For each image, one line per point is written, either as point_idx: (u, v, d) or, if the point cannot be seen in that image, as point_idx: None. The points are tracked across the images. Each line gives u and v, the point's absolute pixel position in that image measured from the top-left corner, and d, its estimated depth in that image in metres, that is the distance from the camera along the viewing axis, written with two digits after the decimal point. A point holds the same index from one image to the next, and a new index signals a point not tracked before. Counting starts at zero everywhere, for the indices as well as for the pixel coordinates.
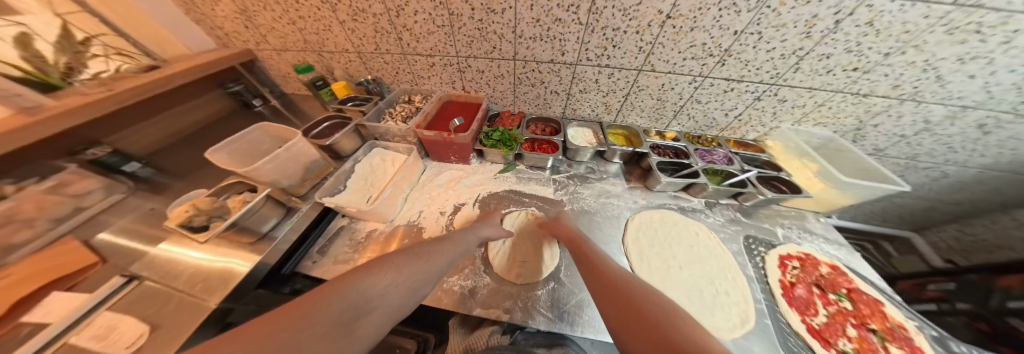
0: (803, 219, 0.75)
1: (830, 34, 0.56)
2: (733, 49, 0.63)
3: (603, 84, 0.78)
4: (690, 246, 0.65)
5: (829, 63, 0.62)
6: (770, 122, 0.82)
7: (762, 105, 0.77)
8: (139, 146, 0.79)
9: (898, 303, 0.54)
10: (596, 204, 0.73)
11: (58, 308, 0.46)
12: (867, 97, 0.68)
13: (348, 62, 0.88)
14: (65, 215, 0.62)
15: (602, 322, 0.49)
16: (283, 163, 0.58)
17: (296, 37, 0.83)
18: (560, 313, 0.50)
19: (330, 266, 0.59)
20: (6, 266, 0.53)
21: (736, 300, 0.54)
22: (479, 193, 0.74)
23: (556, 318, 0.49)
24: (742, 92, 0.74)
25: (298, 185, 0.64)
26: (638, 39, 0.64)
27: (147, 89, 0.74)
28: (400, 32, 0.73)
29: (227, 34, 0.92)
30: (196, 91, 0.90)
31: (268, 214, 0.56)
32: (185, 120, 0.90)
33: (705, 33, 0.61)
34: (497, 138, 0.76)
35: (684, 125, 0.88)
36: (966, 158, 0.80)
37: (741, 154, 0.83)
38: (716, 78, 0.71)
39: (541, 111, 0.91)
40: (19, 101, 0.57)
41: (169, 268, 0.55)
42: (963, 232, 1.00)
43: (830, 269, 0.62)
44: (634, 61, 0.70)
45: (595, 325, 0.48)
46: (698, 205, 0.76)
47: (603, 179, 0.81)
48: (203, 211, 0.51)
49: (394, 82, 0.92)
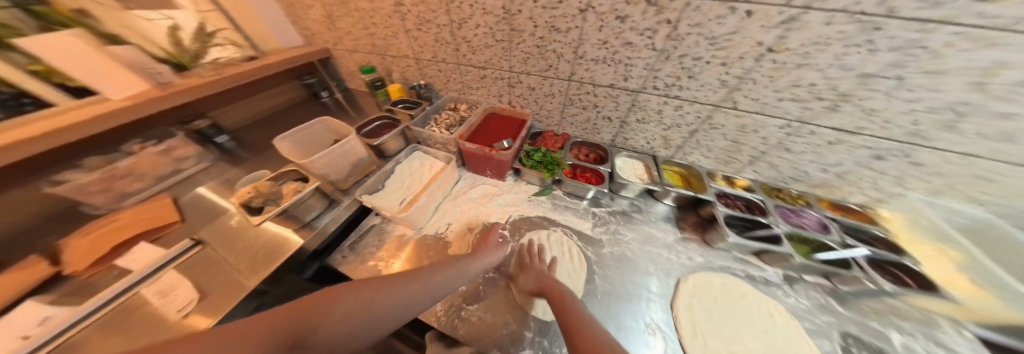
0: (934, 324, 0.51)
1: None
2: (854, 94, 0.49)
3: (667, 117, 0.69)
4: (754, 332, 0.51)
5: (1011, 126, 0.43)
6: (890, 188, 0.63)
7: (884, 166, 0.60)
8: (231, 122, 0.93)
9: None
10: (641, 251, 0.63)
11: (141, 258, 0.53)
12: None
13: (406, 66, 0.92)
14: (169, 174, 0.74)
15: None
16: (335, 158, 0.61)
17: (367, 40, 0.90)
18: None
19: (358, 266, 0.59)
20: (120, 211, 0.63)
21: None
22: (511, 214, 0.70)
23: None
24: (855, 148, 0.58)
25: (344, 179, 0.66)
26: (722, 71, 0.54)
27: (245, 76, 0.86)
28: (459, 43, 0.74)
29: (313, 34, 1.04)
30: (281, 80, 1.04)
31: (314, 204, 0.59)
32: (268, 103, 1.04)
33: (818, 73, 0.48)
34: (537, 160, 0.72)
35: (761, 173, 0.74)
36: None
37: (840, 221, 0.66)
38: (820, 126, 0.57)
39: (586, 135, 0.84)
40: (158, 77, 0.71)
41: (227, 238, 0.60)
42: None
43: None
44: (711, 96, 0.60)
45: None
46: (774, 278, 0.61)
47: (650, 222, 0.71)
48: (262, 193, 0.55)
49: (443, 89, 0.94)
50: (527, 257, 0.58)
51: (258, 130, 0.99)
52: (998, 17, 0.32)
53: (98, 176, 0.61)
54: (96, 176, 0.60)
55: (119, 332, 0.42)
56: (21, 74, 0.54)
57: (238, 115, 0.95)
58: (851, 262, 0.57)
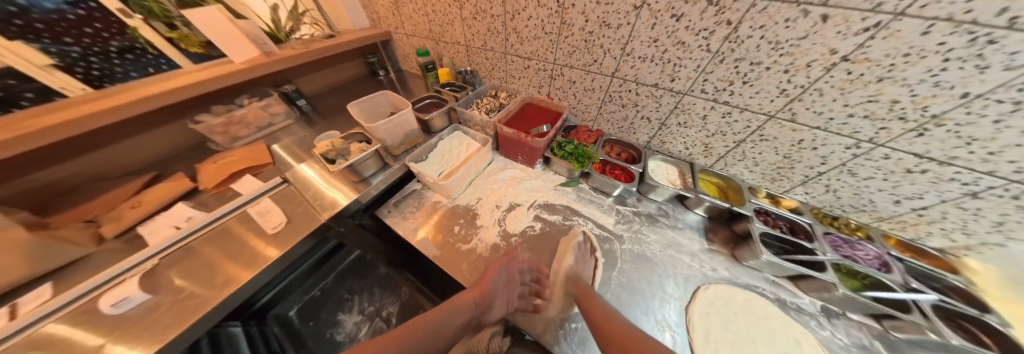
0: None
1: None
2: (950, 116, 0.42)
3: (712, 123, 0.66)
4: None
5: None
6: (988, 236, 0.53)
7: (979, 207, 0.50)
8: (309, 89, 1.11)
9: None
10: (662, 253, 0.63)
11: (246, 186, 0.68)
12: None
13: (456, 52, 1.00)
14: (264, 126, 0.91)
15: None
16: (393, 127, 0.70)
17: (425, 26, 1.00)
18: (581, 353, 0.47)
19: (400, 221, 0.69)
20: (233, 149, 0.81)
21: None
22: (536, 199, 0.74)
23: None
24: (943, 181, 0.50)
25: (396, 146, 0.76)
26: (783, 78, 0.51)
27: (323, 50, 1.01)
28: (509, 34, 0.79)
29: (380, 18, 1.17)
30: (349, 57, 1.19)
31: (372, 163, 0.69)
32: (337, 76, 1.20)
33: (902, 88, 0.43)
34: (569, 151, 0.75)
35: (815, 195, 0.68)
36: None
37: (906, 262, 0.59)
38: (898, 149, 0.51)
39: (621, 134, 0.85)
40: (264, 47, 0.88)
41: (301, 180, 0.73)
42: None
43: None
44: (766, 105, 0.57)
45: None
46: (810, 307, 0.57)
47: (676, 228, 0.70)
48: (336, 148, 0.66)
49: (486, 77, 1.00)
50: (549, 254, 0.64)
51: (328, 98, 1.16)
52: None
53: (220, 121, 0.79)
54: (219, 120, 0.78)
55: (225, 242, 0.57)
56: (161, 39, 0.74)
57: (314, 83, 1.12)
58: (912, 306, 0.50)
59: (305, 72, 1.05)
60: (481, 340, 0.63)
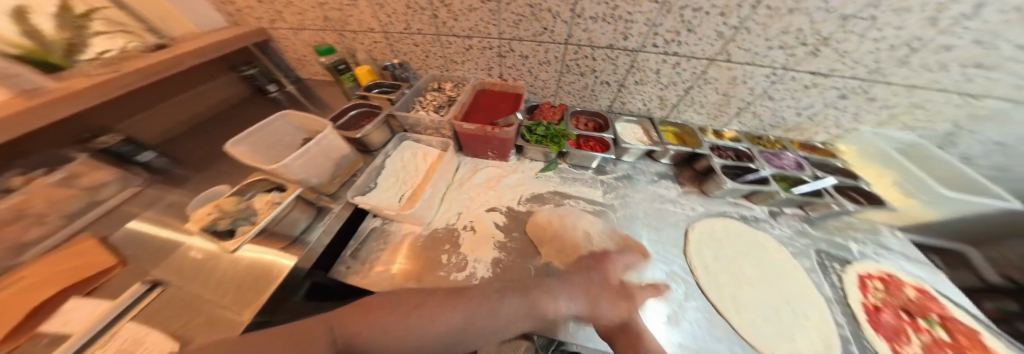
0: (876, 233, 0.68)
1: (962, 21, 0.45)
2: (833, 37, 0.53)
3: (664, 75, 0.68)
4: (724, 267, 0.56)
5: (946, 57, 0.52)
6: (848, 123, 0.72)
7: (846, 105, 0.67)
8: (149, 135, 0.72)
9: (997, 333, 0.51)
10: (651, 209, 0.66)
11: (77, 316, 0.39)
12: (978, 100, 0.59)
13: (373, 43, 0.78)
14: (81, 209, 0.55)
15: None
16: (313, 158, 0.50)
17: (316, 12, 0.74)
18: None
19: (368, 274, 0.53)
20: (21, 267, 0.46)
21: (817, 324, 0.51)
22: (522, 195, 0.67)
23: None
24: (826, 89, 0.64)
25: (328, 183, 0.56)
26: (720, 22, 0.54)
27: (158, 70, 0.65)
28: (437, 8, 0.63)
29: (239, 10, 0.82)
30: (211, 72, 0.82)
31: (299, 216, 0.50)
32: (198, 104, 0.83)
33: (806, 17, 0.50)
34: (541, 134, 0.69)
35: (745, 123, 0.80)
36: None
37: (809, 158, 0.74)
38: (800, 71, 0.61)
39: (583, 103, 0.82)
40: (20, 81, 0.49)
41: (196, 271, 0.48)
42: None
43: (916, 292, 0.57)
44: (708, 49, 0.60)
45: None
46: (761, 214, 0.69)
47: (653, 182, 0.74)
48: (229, 212, 0.44)
49: (422, 68, 0.83)
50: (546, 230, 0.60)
51: (196, 138, 0.80)
52: None
53: None
54: None
55: None
56: None
57: (160, 121, 0.74)
58: (822, 191, 0.66)
59: (135, 106, 0.68)
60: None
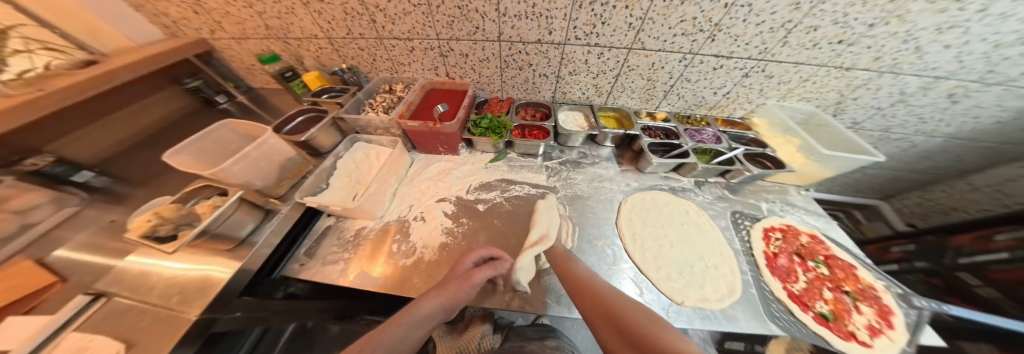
0: (785, 193, 0.78)
1: (818, 5, 0.55)
2: (723, 23, 0.61)
3: (593, 65, 0.75)
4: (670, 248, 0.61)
5: (816, 36, 0.62)
6: (757, 99, 0.83)
7: (750, 82, 0.77)
8: (88, 153, 0.69)
9: (867, 265, 0.63)
10: (590, 188, 0.73)
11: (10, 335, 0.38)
12: (850, 71, 0.72)
13: (319, 49, 0.80)
14: (14, 232, 0.53)
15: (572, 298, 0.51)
16: (256, 162, 0.52)
17: (256, 21, 0.74)
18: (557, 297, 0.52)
19: (321, 267, 0.56)
20: None
21: (724, 273, 0.59)
22: (470, 184, 0.71)
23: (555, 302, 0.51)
24: (731, 70, 0.73)
25: (275, 185, 0.58)
26: (627, 14, 0.60)
27: (94, 85, 0.64)
28: (373, 13, 0.66)
29: (175, 22, 0.80)
30: (151, 86, 0.79)
31: (244, 218, 0.51)
32: (141, 120, 0.80)
33: (695, 7, 0.57)
34: (485, 126, 0.74)
35: (674, 105, 0.88)
36: (934, 128, 0.87)
37: (728, 132, 0.84)
38: (705, 55, 0.69)
39: (529, 96, 0.88)
40: None
41: (144, 283, 0.47)
42: (973, 186, 1.00)
43: (809, 239, 0.68)
44: (624, 39, 0.67)
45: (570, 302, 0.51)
46: (688, 185, 0.77)
47: (595, 164, 0.80)
48: (169, 219, 0.45)
49: (372, 71, 0.86)
50: (491, 215, 0.65)
51: (143, 156, 0.78)
52: None
53: None
54: None
55: None
56: None
57: (102, 140, 0.71)
58: (735, 160, 0.74)
59: (75, 125, 0.65)
60: (471, 339, 0.63)
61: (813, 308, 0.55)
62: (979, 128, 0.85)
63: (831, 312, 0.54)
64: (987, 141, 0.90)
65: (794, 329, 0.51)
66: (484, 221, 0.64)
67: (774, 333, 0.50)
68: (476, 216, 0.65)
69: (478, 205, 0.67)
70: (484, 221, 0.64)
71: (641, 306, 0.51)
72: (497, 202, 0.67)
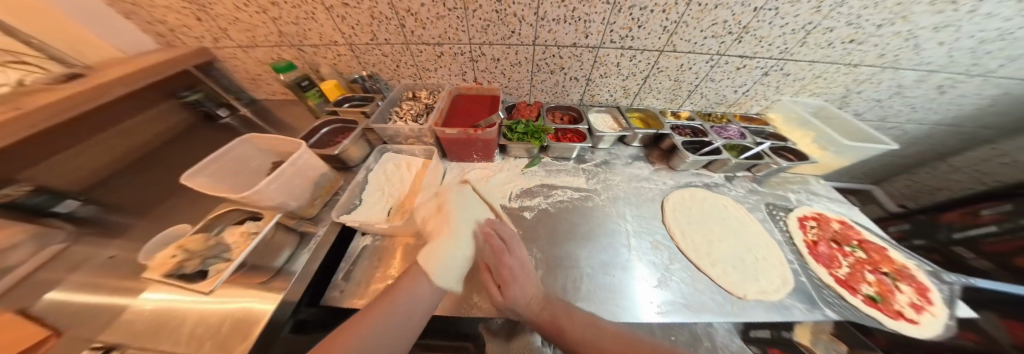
0: (807, 183, 0.82)
1: (837, 8, 0.59)
2: (751, 25, 0.63)
3: (624, 68, 0.76)
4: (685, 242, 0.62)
5: (832, 36, 0.67)
6: (773, 95, 0.87)
7: (768, 81, 0.81)
8: (74, 180, 0.60)
9: (897, 247, 0.66)
10: (629, 188, 0.73)
11: None
12: (857, 67, 0.77)
13: (337, 56, 0.76)
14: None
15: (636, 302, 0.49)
16: (291, 180, 0.46)
17: (269, 28, 0.68)
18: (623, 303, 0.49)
19: (366, 292, 0.50)
20: None
21: (774, 264, 0.60)
22: (511, 191, 0.69)
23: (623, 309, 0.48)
24: (752, 69, 0.77)
25: (308, 205, 0.52)
26: (663, 18, 0.61)
27: (85, 101, 0.56)
28: (403, 18, 0.63)
29: (172, 29, 0.73)
30: (145, 101, 0.71)
31: (280, 245, 0.45)
32: (132, 137, 0.70)
33: (728, 11, 0.60)
34: (522, 131, 0.72)
35: (696, 104, 0.90)
36: (923, 116, 0.96)
37: (749, 128, 0.87)
38: (731, 55, 0.72)
39: (556, 99, 0.87)
40: None
41: (164, 327, 0.40)
42: (953, 167, 1.14)
43: (840, 225, 0.70)
44: (657, 42, 0.68)
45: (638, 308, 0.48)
46: (719, 180, 0.79)
47: (628, 164, 0.80)
48: (197, 252, 0.38)
49: (393, 78, 0.82)
50: (537, 222, 0.63)
51: (137, 178, 0.69)
52: None
53: None
54: None
55: None
56: None
57: (89, 161, 0.62)
58: (763, 154, 0.77)
59: (64, 144, 0.57)
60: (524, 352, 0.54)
61: (862, 291, 0.56)
62: (962, 115, 0.94)
63: (878, 294, 0.56)
64: (966, 126, 0.99)
65: (849, 313, 0.52)
66: (530, 228, 0.62)
67: (834, 320, 0.51)
68: (522, 224, 0.62)
69: (522, 212, 0.65)
70: (531, 229, 0.61)
71: (708, 304, 0.51)
72: (540, 207, 0.66)
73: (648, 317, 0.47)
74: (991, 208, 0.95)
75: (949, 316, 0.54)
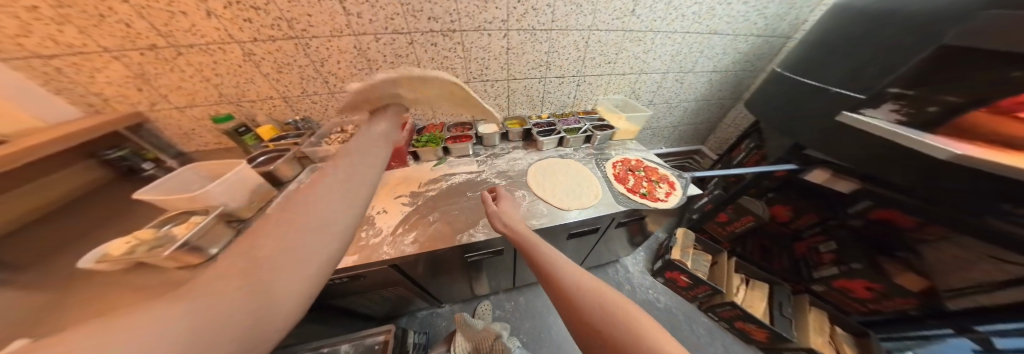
0: (625, 144, 1.29)
1: (587, 48, 1.14)
2: (550, 60, 1.13)
3: (491, 92, 1.16)
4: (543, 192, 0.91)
5: (597, 62, 1.22)
6: (593, 97, 1.39)
7: (585, 89, 1.33)
8: None
9: (663, 166, 1.09)
10: (508, 165, 1.06)
11: None
12: (625, 76, 1.36)
13: (273, 107, 0.98)
14: None
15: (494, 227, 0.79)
16: (231, 187, 0.64)
17: (209, 91, 0.89)
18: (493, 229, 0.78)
19: None
20: None
21: (591, 188, 0.95)
22: (421, 182, 0.94)
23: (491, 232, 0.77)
24: (569, 83, 1.27)
25: (245, 207, 0.68)
26: (498, 61, 1.05)
27: (11, 161, 0.63)
28: (326, 77, 0.93)
29: (106, 99, 0.84)
30: (60, 162, 0.76)
31: (219, 234, 0.61)
32: (41, 194, 0.73)
33: (531, 55, 1.07)
34: (425, 141, 1.03)
35: (552, 108, 1.36)
36: (678, 98, 1.68)
37: (586, 118, 1.34)
38: (552, 77, 1.20)
39: (456, 118, 1.23)
40: None
41: None
42: None
43: (636, 161, 1.11)
44: (502, 75, 1.11)
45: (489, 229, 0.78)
46: (570, 151, 1.19)
47: (512, 151, 1.16)
48: (146, 240, 0.53)
49: (322, 119, 1.06)
50: (442, 196, 0.89)
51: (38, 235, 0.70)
52: (563, 23, 1.01)
53: None
54: None
55: None
56: None
57: None
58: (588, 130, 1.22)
59: None
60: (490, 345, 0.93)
61: (639, 192, 0.94)
62: (695, 94, 1.70)
63: (648, 192, 0.94)
64: (705, 100, 1.77)
65: (629, 203, 0.90)
66: (433, 199, 0.88)
67: (619, 209, 0.87)
68: (426, 200, 0.87)
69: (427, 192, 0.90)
70: (433, 201, 0.86)
71: (544, 217, 0.82)
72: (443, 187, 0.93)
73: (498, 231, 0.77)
74: (744, 143, 1.65)
75: (682, 194, 0.94)
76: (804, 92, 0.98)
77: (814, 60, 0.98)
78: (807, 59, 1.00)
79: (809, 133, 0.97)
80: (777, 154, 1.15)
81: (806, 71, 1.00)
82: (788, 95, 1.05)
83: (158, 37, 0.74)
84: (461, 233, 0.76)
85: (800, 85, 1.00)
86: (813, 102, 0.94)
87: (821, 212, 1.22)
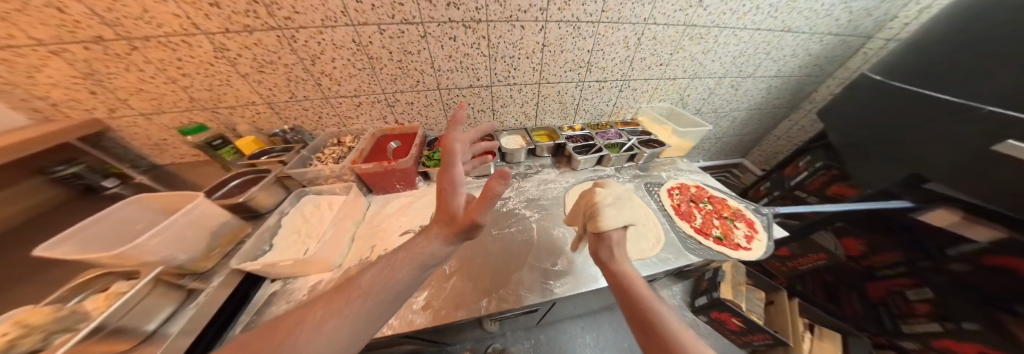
0: (674, 163, 1.08)
1: (639, 45, 0.92)
2: (592, 60, 0.91)
3: (517, 98, 0.96)
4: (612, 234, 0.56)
5: (647, 63, 1.00)
6: (635, 105, 1.17)
7: (627, 95, 1.11)
8: None
9: (730, 196, 0.89)
10: (538, 190, 0.87)
11: None
12: (676, 80, 1.13)
13: (256, 114, 0.81)
14: None
15: (533, 284, 0.58)
16: (179, 232, 0.47)
17: (178, 95, 0.72)
18: (531, 287, 0.58)
19: None
20: None
21: (649, 227, 0.75)
22: (432, 212, 0.76)
23: (528, 292, 0.57)
24: (610, 88, 1.05)
25: (202, 257, 0.51)
26: (529, 61, 0.85)
27: None
28: (319, 78, 0.75)
29: (54, 104, 0.68)
30: None
31: (159, 302, 0.43)
32: None
33: (569, 54, 0.86)
34: (438, 158, 0.84)
35: (585, 117, 1.15)
36: (731, 106, 1.43)
37: (626, 130, 1.13)
38: (591, 81, 0.99)
39: (473, 128, 1.04)
40: None
41: None
42: (776, 136, 1.68)
43: (696, 188, 0.92)
44: (533, 78, 0.90)
45: (527, 287, 0.58)
46: (611, 172, 0.98)
47: (540, 171, 0.96)
48: (40, 325, 0.35)
49: (317, 128, 0.89)
50: None
51: None
52: (615, 13, 0.79)
53: None
54: None
55: None
56: None
57: None
58: (633, 146, 1.00)
59: None
60: None
61: (711, 234, 0.74)
62: (750, 102, 1.45)
63: (722, 234, 0.74)
64: (761, 108, 1.51)
65: (703, 253, 0.68)
66: None
67: (693, 261, 0.65)
68: None
69: None
70: None
71: (599, 271, 0.61)
72: None
73: (539, 293, 0.57)
74: (802, 159, 1.33)
75: (768, 238, 0.73)
76: (928, 108, 0.68)
77: (942, 69, 0.68)
78: (931, 63, 0.70)
79: (930, 163, 0.67)
80: (880, 181, 0.81)
81: (932, 82, 0.69)
82: (896, 112, 0.76)
83: (102, 26, 0.56)
84: (488, 293, 0.56)
85: (921, 99, 0.70)
86: (942, 125, 0.64)
87: (908, 251, 0.87)
